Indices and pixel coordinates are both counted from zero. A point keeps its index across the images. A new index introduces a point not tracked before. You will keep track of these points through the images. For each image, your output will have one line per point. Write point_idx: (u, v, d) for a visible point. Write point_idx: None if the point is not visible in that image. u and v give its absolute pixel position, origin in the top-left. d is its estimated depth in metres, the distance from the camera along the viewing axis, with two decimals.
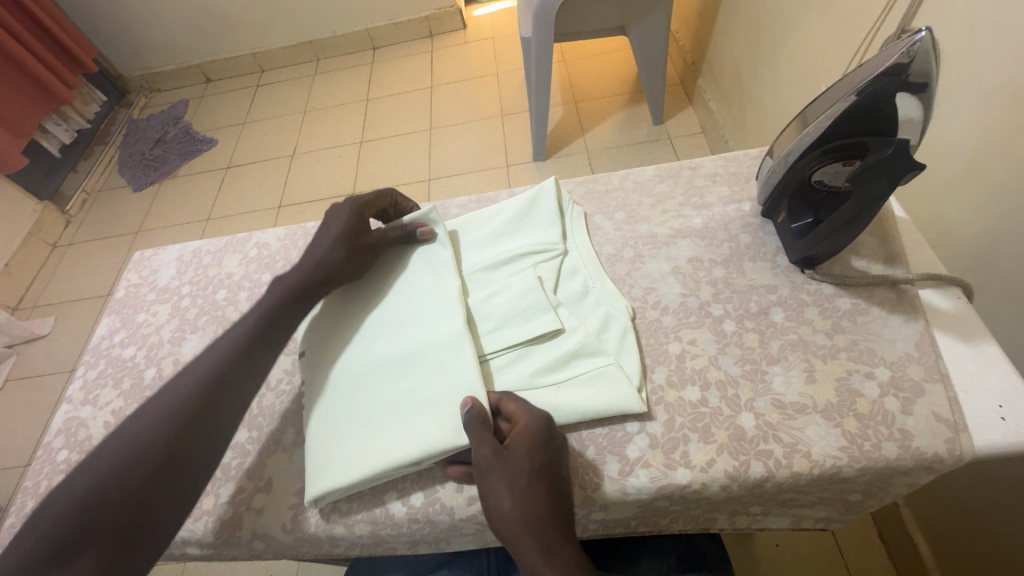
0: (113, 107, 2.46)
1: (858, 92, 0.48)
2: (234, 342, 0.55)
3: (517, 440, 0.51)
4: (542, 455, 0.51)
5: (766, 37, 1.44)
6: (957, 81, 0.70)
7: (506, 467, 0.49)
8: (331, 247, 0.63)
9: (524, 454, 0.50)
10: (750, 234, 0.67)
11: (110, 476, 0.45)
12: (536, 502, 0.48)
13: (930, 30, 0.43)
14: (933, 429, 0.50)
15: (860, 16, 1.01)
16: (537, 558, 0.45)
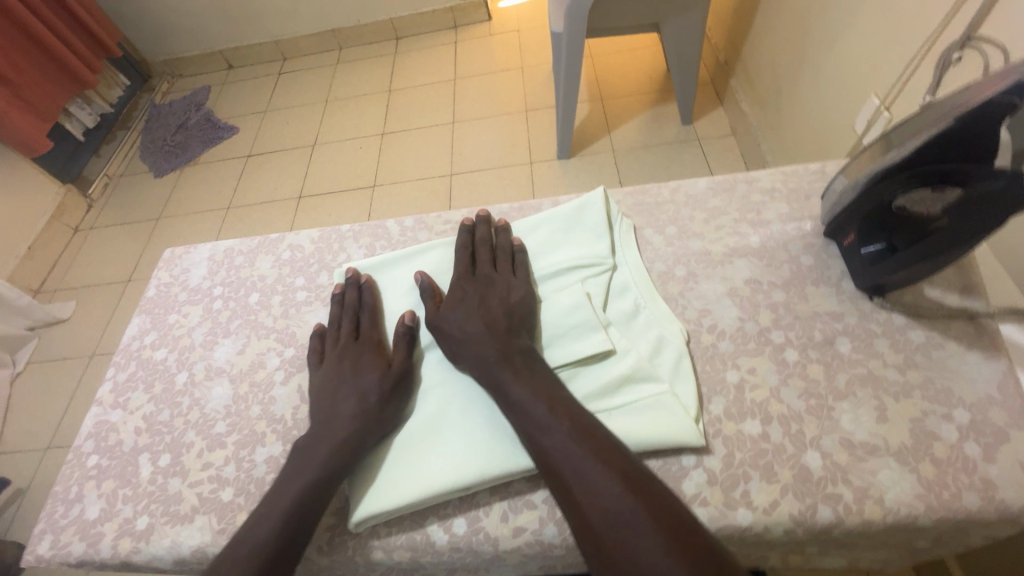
0: (136, 92, 2.45)
1: (957, 117, 0.45)
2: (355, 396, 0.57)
3: (508, 378, 0.54)
4: (544, 387, 0.53)
5: (809, 39, 1.39)
6: None
7: (510, 406, 0.52)
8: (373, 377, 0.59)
9: (516, 389, 0.53)
10: (812, 256, 0.63)
11: (243, 568, 0.46)
12: (544, 424, 0.50)
13: None
14: (1019, 480, 0.46)
15: (919, 21, 0.96)
16: (569, 462, 0.47)
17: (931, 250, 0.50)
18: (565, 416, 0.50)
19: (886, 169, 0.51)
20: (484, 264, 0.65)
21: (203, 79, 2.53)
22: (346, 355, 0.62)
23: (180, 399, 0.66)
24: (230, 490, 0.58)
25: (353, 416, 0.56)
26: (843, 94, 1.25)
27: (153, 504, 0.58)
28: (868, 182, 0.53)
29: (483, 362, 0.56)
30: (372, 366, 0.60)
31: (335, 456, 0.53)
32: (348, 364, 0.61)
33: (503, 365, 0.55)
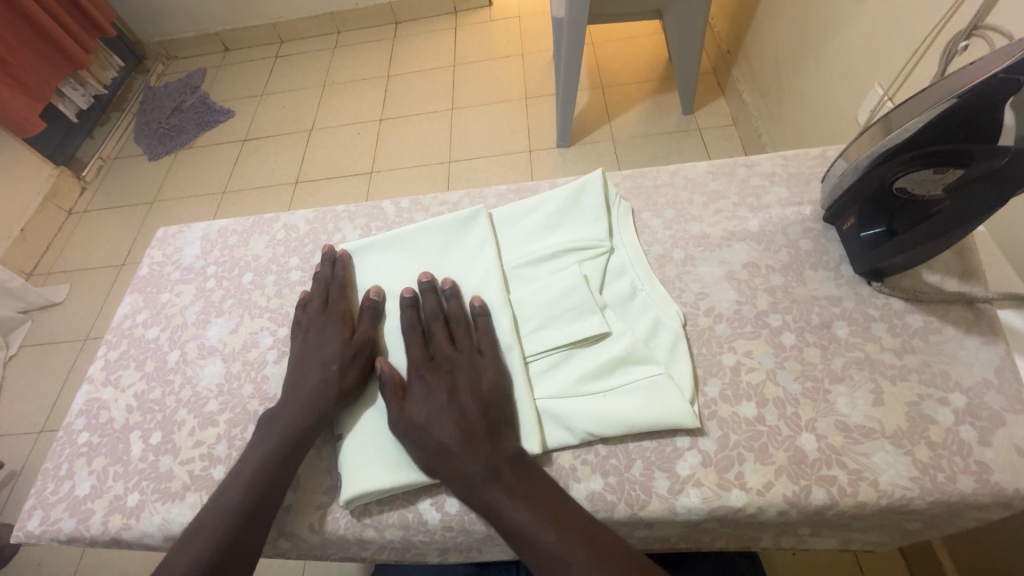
0: (130, 73, 2.42)
1: (961, 94, 0.44)
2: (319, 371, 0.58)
3: (498, 490, 0.48)
4: (543, 505, 0.47)
5: (811, 27, 1.37)
6: None
7: (513, 534, 0.47)
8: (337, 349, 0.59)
9: (505, 503, 0.48)
10: (811, 240, 0.62)
11: (211, 539, 0.48)
12: (545, 540, 0.46)
13: None
14: (1014, 463, 0.46)
15: (923, 8, 0.95)
16: None
17: (933, 232, 0.50)
18: (573, 538, 0.45)
19: (885, 151, 0.50)
20: (442, 346, 0.58)
21: (198, 61, 2.50)
22: (314, 328, 0.62)
23: (172, 377, 0.65)
24: (222, 468, 0.57)
25: (316, 387, 0.57)
26: (845, 83, 1.24)
27: (144, 482, 0.58)
28: (867, 166, 0.53)
29: (462, 469, 0.50)
30: (334, 340, 0.60)
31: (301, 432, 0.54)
32: (314, 338, 0.61)
33: (492, 485, 0.49)
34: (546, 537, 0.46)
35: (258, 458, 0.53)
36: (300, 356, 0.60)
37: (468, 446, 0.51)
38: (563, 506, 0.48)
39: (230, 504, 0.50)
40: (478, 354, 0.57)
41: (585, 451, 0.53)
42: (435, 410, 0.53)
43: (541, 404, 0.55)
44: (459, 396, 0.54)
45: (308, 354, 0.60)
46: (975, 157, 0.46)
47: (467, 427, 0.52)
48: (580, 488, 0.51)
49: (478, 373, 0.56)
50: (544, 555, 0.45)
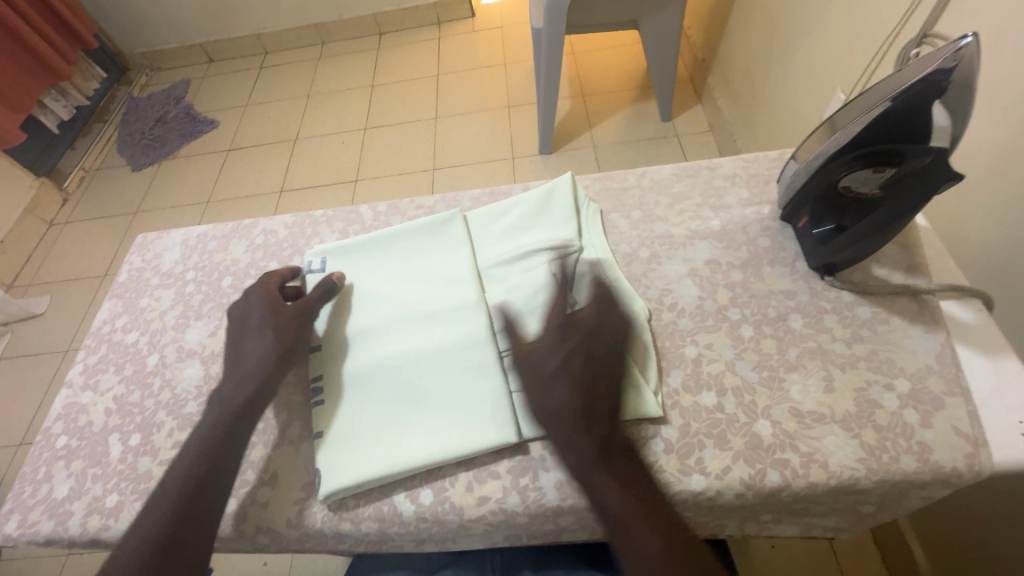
0: (113, 84, 2.42)
1: (893, 98, 0.48)
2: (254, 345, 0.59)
3: (606, 476, 0.48)
4: (646, 501, 0.47)
5: (780, 36, 1.42)
6: (993, 94, 0.70)
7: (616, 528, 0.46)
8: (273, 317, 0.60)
9: (610, 490, 0.47)
10: (769, 238, 0.66)
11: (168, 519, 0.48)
12: (641, 542, 0.44)
13: (975, 36, 0.43)
14: (953, 443, 0.49)
15: (878, 20, 1.00)
16: None
17: (878, 226, 0.53)
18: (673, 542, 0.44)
19: (830, 152, 0.54)
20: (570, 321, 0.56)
21: (182, 72, 2.51)
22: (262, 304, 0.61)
23: (152, 380, 0.66)
24: None
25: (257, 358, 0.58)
26: (812, 90, 1.28)
27: (122, 483, 0.58)
28: (814, 166, 0.56)
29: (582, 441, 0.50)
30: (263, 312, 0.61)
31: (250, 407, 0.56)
32: (255, 331, 0.60)
33: (605, 468, 0.48)
34: (642, 534, 0.44)
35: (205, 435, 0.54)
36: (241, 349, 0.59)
37: (590, 422, 0.51)
38: (659, 511, 0.46)
39: (183, 482, 0.50)
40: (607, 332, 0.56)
41: None
42: (562, 381, 0.52)
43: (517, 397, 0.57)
44: (594, 367, 0.53)
45: (245, 325, 0.61)
46: (906, 156, 0.50)
47: (589, 401, 0.51)
48: (549, 477, 0.53)
49: (609, 356, 0.55)
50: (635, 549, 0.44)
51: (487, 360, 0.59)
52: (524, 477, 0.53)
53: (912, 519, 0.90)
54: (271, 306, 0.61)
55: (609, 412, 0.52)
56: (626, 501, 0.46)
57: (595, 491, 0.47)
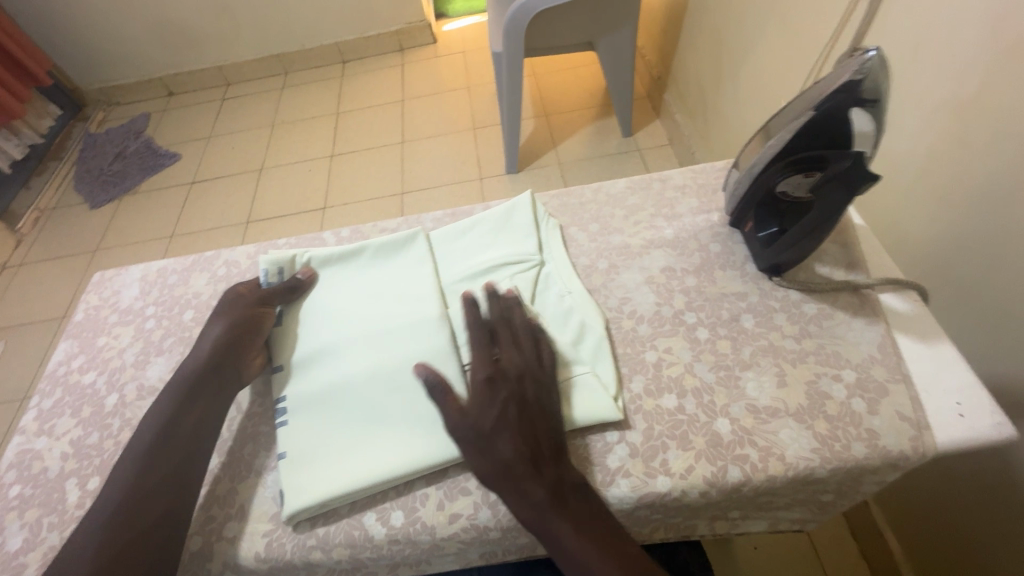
0: (69, 121, 2.38)
1: (816, 107, 0.52)
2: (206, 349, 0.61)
3: (530, 478, 0.49)
4: (569, 497, 0.49)
5: (727, 51, 1.50)
6: (918, 101, 0.76)
7: (535, 523, 0.48)
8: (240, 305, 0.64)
9: (537, 488, 0.48)
10: (719, 243, 0.69)
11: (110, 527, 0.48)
12: (558, 532, 0.47)
13: (880, 50, 0.47)
14: (899, 428, 0.52)
15: (813, 36, 1.06)
16: None
17: (817, 224, 0.56)
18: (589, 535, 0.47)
19: (767, 160, 0.58)
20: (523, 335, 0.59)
21: (141, 106, 2.47)
22: (230, 318, 0.63)
23: (111, 421, 0.64)
24: None
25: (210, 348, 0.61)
26: (759, 101, 1.35)
27: None
28: (755, 172, 0.60)
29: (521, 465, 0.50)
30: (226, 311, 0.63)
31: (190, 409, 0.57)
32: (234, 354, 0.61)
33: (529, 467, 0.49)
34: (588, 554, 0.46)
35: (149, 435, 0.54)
36: (213, 373, 0.59)
37: (524, 420, 0.52)
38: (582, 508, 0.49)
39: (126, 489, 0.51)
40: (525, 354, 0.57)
41: None
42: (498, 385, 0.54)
43: None
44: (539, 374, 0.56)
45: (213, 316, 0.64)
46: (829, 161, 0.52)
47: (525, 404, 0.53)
48: None
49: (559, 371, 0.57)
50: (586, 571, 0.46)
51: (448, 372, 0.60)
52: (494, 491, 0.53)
53: (883, 506, 0.94)
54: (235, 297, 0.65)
55: (551, 448, 0.51)
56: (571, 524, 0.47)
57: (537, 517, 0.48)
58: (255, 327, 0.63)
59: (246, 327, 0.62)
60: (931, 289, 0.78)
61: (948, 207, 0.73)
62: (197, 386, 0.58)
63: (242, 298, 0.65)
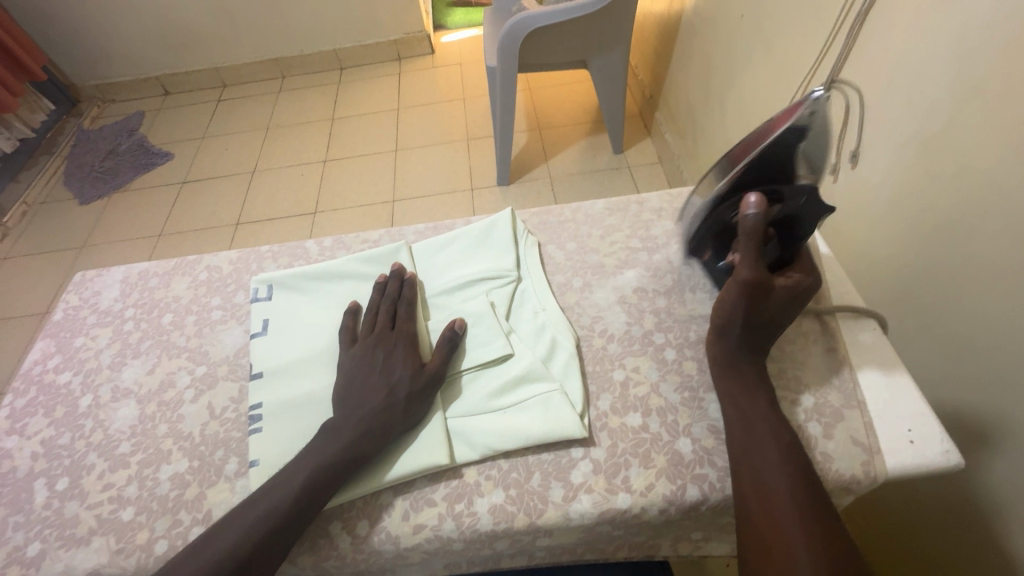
0: (61, 116, 2.38)
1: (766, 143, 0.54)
2: (385, 356, 0.61)
3: (750, 378, 0.55)
4: (778, 433, 0.50)
5: (716, 77, 1.54)
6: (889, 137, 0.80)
7: (746, 435, 0.51)
8: (408, 309, 0.65)
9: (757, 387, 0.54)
10: (691, 266, 0.71)
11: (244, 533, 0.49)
12: (765, 463, 0.48)
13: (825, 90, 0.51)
14: (852, 452, 0.54)
15: (796, 66, 1.10)
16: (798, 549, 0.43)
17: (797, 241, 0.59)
18: (798, 495, 0.46)
19: (721, 192, 0.59)
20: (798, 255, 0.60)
21: (135, 104, 2.48)
22: (410, 322, 0.64)
23: (84, 422, 0.65)
24: (131, 509, 0.57)
25: (390, 349, 0.61)
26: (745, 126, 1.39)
27: (46, 530, 0.57)
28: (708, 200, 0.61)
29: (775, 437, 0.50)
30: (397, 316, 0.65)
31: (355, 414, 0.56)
32: (384, 353, 0.61)
33: (754, 392, 0.54)
34: (796, 550, 0.43)
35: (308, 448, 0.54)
36: (388, 373, 0.59)
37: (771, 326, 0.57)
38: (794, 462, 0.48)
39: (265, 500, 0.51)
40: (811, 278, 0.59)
41: (489, 466, 0.56)
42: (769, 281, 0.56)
43: (451, 423, 0.59)
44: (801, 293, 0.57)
45: (386, 312, 0.65)
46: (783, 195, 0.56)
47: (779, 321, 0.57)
48: (483, 501, 0.54)
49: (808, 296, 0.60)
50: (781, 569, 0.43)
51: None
52: (458, 504, 0.54)
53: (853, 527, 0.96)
54: (405, 300, 0.66)
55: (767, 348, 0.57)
56: (803, 520, 0.44)
57: (762, 497, 0.47)
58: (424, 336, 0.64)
59: (407, 328, 0.63)
60: (897, 317, 0.81)
61: (915, 237, 0.76)
62: (362, 393, 0.58)
63: (400, 302, 0.66)
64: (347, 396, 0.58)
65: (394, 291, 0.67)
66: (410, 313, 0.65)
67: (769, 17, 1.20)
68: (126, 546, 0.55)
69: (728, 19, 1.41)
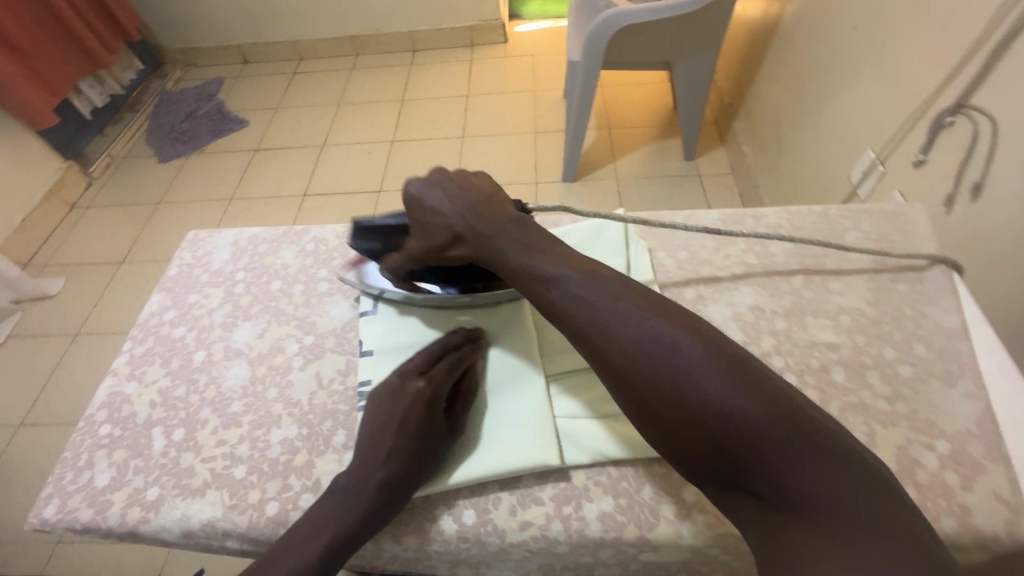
0: (148, 76, 2.49)
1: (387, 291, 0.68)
2: (412, 397, 0.55)
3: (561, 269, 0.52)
4: (664, 344, 0.45)
5: (813, 90, 1.46)
6: None
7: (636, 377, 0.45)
8: (449, 363, 0.59)
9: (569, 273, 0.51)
10: (812, 289, 0.68)
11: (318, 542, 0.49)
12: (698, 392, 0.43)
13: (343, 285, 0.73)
14: (993, 508, 0.50)
15: (916, 86, 1.03)
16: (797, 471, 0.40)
17: (387, 231, 0.64)
18: (756, 413, 0.41)
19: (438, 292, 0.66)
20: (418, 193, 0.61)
21: (216, 70, 2.57)
22: (433, 375, 0.57)
23: (197, 376, 0.67)
24: (243, 468, 0.59)
25: (411, 397, 0.55)
26: (843, 145, 1.32)
27: (164, 477, 0.59)
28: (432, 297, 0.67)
29: (596, 295, 0.49)
30: (430, 364, 0.58)
31: (394, 448, 0.53)
32: (404, 400, 0.55)
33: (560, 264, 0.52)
34: (794, 476, 0.40)
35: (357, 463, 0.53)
36: (399, 425, 0.54)
37: (490, 211, 0.57)
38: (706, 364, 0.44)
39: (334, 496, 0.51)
40: (405, 190, 0.61)
41: (598, 472, 0.55)
42: (445, 208, 0.58)
43: (560, 423, 0.58)
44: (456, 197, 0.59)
45: (427, 359, 0.58)
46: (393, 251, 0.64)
47: (484, 208, 0.58)
48: (592, 507, 0.53)
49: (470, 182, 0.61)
50: (723, 425, 0.42)
51: (522, 365, 0.62)
52: (567, 506, 0.53)
53: None
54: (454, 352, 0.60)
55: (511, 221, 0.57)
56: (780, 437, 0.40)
57: (736, 435, 0.41)
58: (441, 386, 0.57)
59: (435, 380, 0.56)
60: None
61: None
62: (388, 430, 0.54)
63: (439, 352, 0.59)
64: (375, 423, 0.54)
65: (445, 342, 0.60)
66: (446, 368, 0.58)
67: (885, 31, 1.13)
68: (239, 503, 0.56)
69: (834, 30, 1.34)
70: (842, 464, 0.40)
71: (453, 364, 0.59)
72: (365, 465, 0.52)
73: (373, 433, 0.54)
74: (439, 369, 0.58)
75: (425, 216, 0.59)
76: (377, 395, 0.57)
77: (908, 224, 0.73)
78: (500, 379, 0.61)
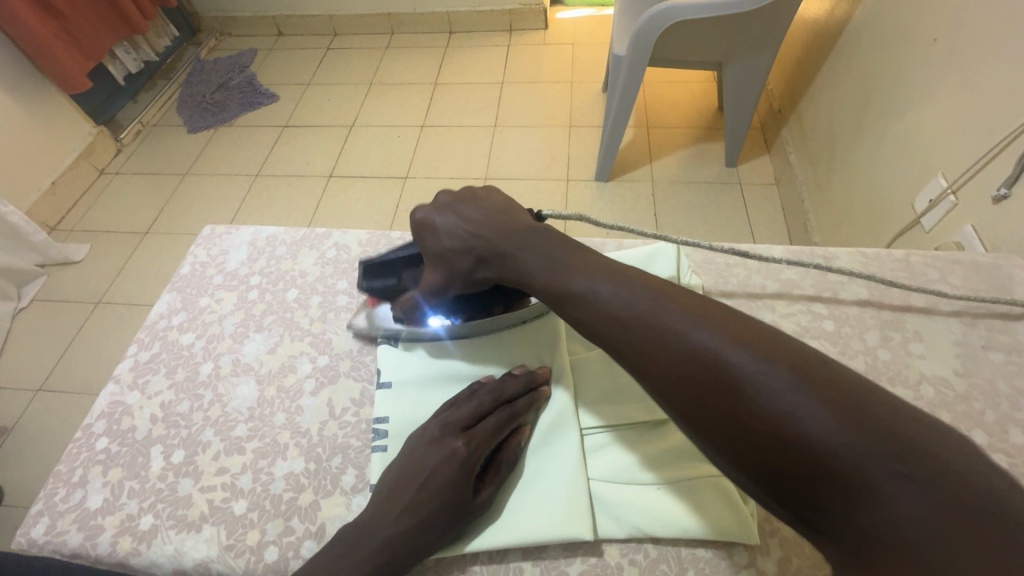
0: (182, 44, 2.46)
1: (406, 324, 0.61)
2: (444, 456, 0.49)
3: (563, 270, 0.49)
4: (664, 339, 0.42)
5: (876, 103, 1.34)
6: None
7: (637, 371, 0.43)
8: (494, 419, 0.52)
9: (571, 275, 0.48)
10: (889, 351, 0.60)
11: None
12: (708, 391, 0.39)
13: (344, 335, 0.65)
14: None
15: (1005, 112, 0.92)
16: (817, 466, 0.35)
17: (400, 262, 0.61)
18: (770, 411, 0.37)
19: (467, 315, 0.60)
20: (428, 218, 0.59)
21: (250, 41, 2.52)
22: (473, 435, 0.50)
23: (202, 392, 0.62)
24: (243, 502, 0.54)
25: (443, 455, 0.49)
26: (908, 169, 1.20)
27: (159, 505, 0.54)
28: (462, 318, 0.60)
29: (627, 300, 0.44)
30: (474, 419, 0.52)
31: (410, 508, 0.47)
32: (435, 455, 0.49)
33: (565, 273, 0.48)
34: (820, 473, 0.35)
35: (367, 516, 0.47)
36: (423, 483, 0.48)
37: (504, 226, 0.54)
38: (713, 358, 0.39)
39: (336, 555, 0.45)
40: (416, 218, 0.58)
41: (633, 548, 0.49)
42: (458, 230, 0.55)
43: (594, 487, 0.52)
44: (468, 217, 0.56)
45: (471, 411, 0.52)
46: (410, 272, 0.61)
47: (496, 224, 0.54)
48: None
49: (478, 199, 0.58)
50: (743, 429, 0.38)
51: (554, 415, 0.55)
52: None
53: None
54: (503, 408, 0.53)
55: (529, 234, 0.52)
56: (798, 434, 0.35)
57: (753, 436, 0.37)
58: (479, 448, 0.50)
59: (473, 439, 0.50)
60: None
61: None
62: (409, 489, 0.48)
63: (487, 406, 0.53)
64: (399, 476, 0.49)
65: (496, 393, 0.54)
66: (490, 425, 0.51)
67: (972, 46, 1.01)
68: (236, 544, 0.52)
69: (910, 39, 1.21)
70: (925, 490, 0.32)
71: (499, 422, 0.52)
72: (377, 520, 0.47)
73: (393, 485, 0.48)
74: (482, 427, 0.51)
75: (441, 242, 0.55)
76: (410, 445, 0.51)
77: (1004, 280, 0.64)
78: (545, 429, 0.55)
